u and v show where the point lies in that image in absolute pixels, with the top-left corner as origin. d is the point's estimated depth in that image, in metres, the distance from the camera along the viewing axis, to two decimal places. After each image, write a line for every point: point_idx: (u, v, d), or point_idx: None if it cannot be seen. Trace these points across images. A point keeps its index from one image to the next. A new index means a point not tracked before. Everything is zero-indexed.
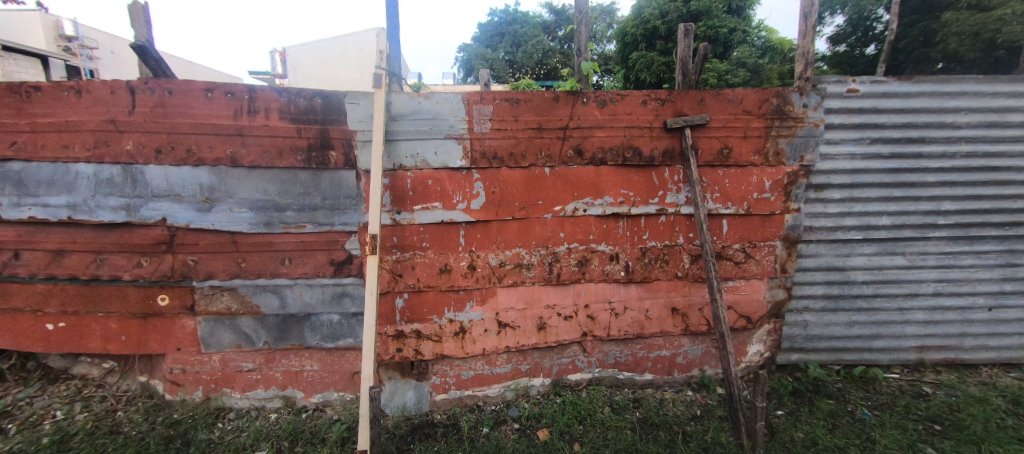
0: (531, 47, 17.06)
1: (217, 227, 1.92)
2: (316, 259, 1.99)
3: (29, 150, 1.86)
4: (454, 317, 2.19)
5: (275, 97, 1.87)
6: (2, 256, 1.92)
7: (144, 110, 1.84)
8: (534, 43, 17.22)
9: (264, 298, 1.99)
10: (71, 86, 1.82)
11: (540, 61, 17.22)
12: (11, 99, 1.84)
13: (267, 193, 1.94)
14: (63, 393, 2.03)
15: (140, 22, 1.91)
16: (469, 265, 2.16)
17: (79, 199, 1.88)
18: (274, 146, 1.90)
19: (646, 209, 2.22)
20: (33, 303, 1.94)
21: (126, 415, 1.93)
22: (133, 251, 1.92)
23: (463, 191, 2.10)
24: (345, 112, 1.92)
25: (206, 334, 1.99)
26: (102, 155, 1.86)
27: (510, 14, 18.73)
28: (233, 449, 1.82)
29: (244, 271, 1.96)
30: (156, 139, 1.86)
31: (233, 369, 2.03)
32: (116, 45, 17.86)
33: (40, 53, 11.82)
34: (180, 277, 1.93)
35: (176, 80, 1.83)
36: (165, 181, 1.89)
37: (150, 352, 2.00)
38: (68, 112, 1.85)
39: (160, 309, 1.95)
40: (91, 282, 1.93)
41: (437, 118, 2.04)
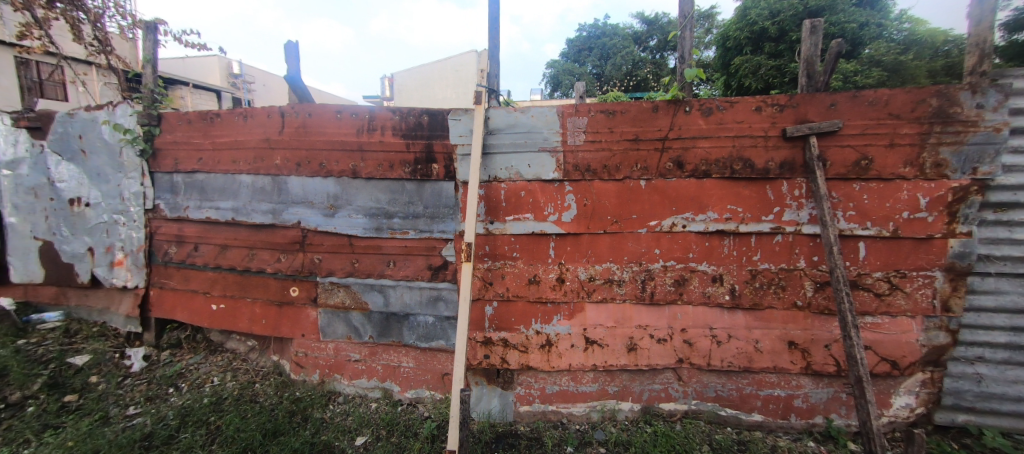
0: (621, 59, 16.79)
1: (338, 230, 2.18)
2: (417, 263, 2.14)
3: (210, 164, 2.34)
4: (541, 329, 2.17)
5: (390, 116, 2.09)
6: (187, 248, 2.42)
7: (290, 131, 2.19)
8: (624, 54, 16.90)
9: (372, 296, 2.19)
10: (241, 112, 2.25)
11: (629, 73, 16.85)
12: (202, 125, 2.35)
13: (379, 202, 2.15)
14: (219, 362, 2.46)
15: (290, 57, 2.28)
16: (557, 278, 2.14)
17: (240, 204, 2.29)
18: (386, 160, 2.11)
19: (758, 227, 1.99)
20: (204, 287, 2.40)
21: (262, 387, 2.26)
22: (275, 248, 2.26)
23: (555, 203, 2.10)
24: (448, 127, 2.06)
25: (324, 324, 2.25)
26: (257, 168, 2.25)
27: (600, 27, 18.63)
28: (341, 430, 2.00)
29: (356, 271, 2.19)
30: (297, 155, 2.19)
31: (343, 358, 2.26)
32: (270, 80, 21.88)
33: (214, 88, 14.89)
34: (307, 272, 2.23)
35: (315, 105, 2.15)
36: (302, 189, 2.21)
37: (282, 336, 2.33)
38: (237, 133, 2.28)
39: (292, 298, 2.27)
40: (244, 272, 2.32)
41: (532, 131, 2.08)
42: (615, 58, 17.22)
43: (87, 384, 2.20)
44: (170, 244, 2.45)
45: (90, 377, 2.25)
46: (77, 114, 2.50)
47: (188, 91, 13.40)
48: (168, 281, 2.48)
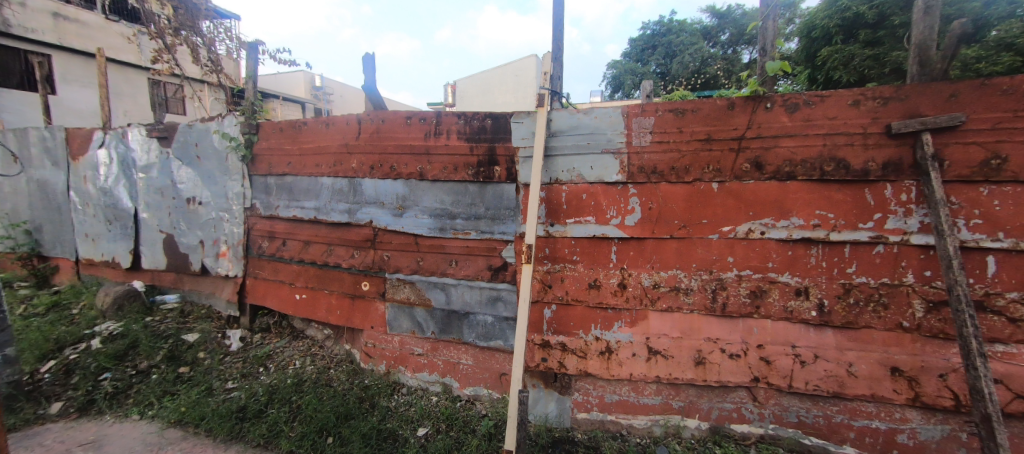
0: (689, 56, 16.00)
1: (405, 229, 2.30)
2: (477, 263, 2.19)
3: (297, 168, 2.59)
4: (601, 335, 2.11)
5: (456, 120, 2.16)
6: (277, 242, 2.69)
7: (365, 136, 2.35)
8: (692, 51, 16.07)
9: (434, 293, 2.28)
10: (325, 120, 2.46)
11: (697, 70, 15.99)
12: (291, 133, 2.61)
13: (443, 203, 2.23)
14: (300, 347, 2.71)
15: (367, 67, 2.46)
16: (619, 283, 2.07)
17: (322, 204, 2.51)
18: (451, 163, 2.19)
19: (853, 236, 1.76)
20: (289, 279, 2.66)
21: (336, 373, 2.45)
22: (349, 245, 2.44)
23: (618, 206, 2.03)
24: (511, 130, 2.08)
25: (391, 318, 2.38)
26: (337, 171, 2.45)
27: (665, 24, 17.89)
28: (405, 419, 2.10)
29: (421, 268, 2.29)
30: (371, 158, 2.35)
31: (408, 351, 2.37)
32: (346, 91, 23.82)
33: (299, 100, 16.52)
34: (377, 268, 2.37)
35: (388, 112, 2.29)
36: (374, 191, 2.36)
37: (354, 327, 2.51)
38: (321, 139, 2.50)
39: (363, 292, 2.43)
40: (323, 266, 2.54)
41: (595, 133, 2.04)
42: (680, 56, 16.40)
43: (197, 359, 2.53)
44: (262, 239, 2.75)
45: (199, 352, 2.59)
46: (195, 126, 2.90)
47: (278, 103, 14.99)
48: (260, 272, 2.78)
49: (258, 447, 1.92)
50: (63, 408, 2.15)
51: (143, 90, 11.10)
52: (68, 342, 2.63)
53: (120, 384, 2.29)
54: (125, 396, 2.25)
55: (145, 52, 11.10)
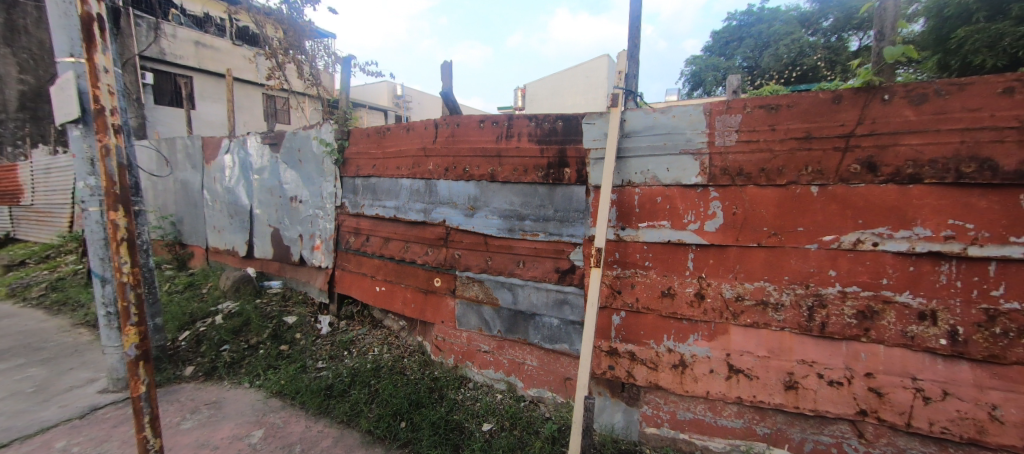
0: (784, 47, 14.47)
1: (476, 229, 2.38)
2: (545, 265, 2.19)
3: (381, 170, 2.82)
4: (674, 347, 1.98)
5: (527, 122, 2.19)
6: (361, 238, 2.95)
7: (442, 140, 2.48)
8: (787, 41, 14.51)
9: (502, 293, 2.32)
10: (406, 125, 2.65)
11: (792, 62, 14.42)
12: (377, 138, 2.85)
13: (513, 204, 2.27)
14: (379, 336, 2.93)
15: (445, 74, 2.59)
16: (696, 293, 1.93)
17: (401, 203, 2.70)
18: (521, 165, 2.22)
19: (1002, 252, 1.42)
20: (371, 272, 2.89)
21: (409, 362, 2.61)
22: (424, 242, 2.59)
23: (697, 210, 1.90)
24: (582, 131, 2.04)
25: (460, 314, 2.48)
26: (415, 173, 2.62)
27: (755, 13, 16.40)
28: (471, 413, 2.16)
29: (490, 267, 2.35)
30: (446, 161, 2.47)
31: (475, 347, 2.44)
32: (424, 98, 25.41)
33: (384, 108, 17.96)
34: (449, 266, 2.49)
35: (463, 116, 2.39)
36: (448, 192, 2.48)
37: (426, 320, 2.65)
38: (402, 144, 2.70)
39: (435, 288, 2.56)
40: (400, 262, 2.72)
41: (673, 133, 1.92)
42: (773, 48, 14.89)
43: (294, 339, 2.86)
44: (350, 235, 3.04)
45: (296, 333, 2.93)
46: (298, 133, 3.30)
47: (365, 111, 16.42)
48: (346, 264, 3.07)
49: (341, 424, 2.10)
50: (194, 371, 2.56)
51: (257, 103, 12.83)
52: (199, 316, 3.13)
53: (235, 355, 2.66)
54: (239, 366, 2.61)
55: (261, 70, 12.85)
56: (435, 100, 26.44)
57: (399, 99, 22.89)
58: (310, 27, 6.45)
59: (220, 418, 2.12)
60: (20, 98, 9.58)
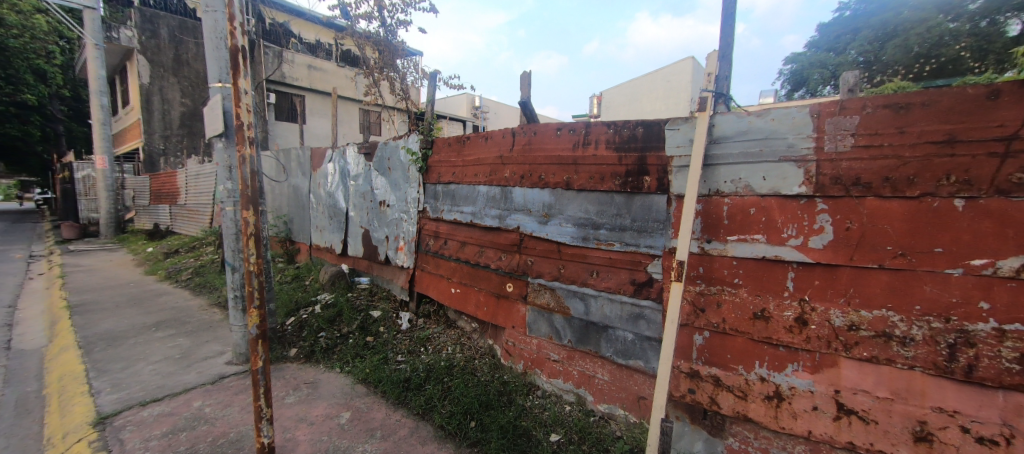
0: (916, 36, 12.37)
1: (550, 237, 2.37)
2: (620, 276, 2.10)
3: (460, 177, 2.96)
4: (768, 377, 1.76)
5: (605, 129, 2.14)
6: (440, 242, 3.13)
7: (519, 148, 2.54)
8: (921, 29, 12.39)
9: (574, 302, 2.28)
10: (485, 134, 2.76)
11: (927, 54, 12.39)
12: (457, 147, 3.01)
13: (588, 212, 2.22)
14: (453, 335, 3.07)
15: (524, 84, 2.65)
16: (796, 318, 1.68)
17: (478, 209, 2.81)
18: (597, 172, 2.17)
19: None
20: (448, 274, 3.04)
21: (480, 364, 2.69)
22: (498, 248, 2.66)
23: (800, 224, 1.66)
24: (664, 138, 1.93)
25: (531, 321, 2.49)
26: (492, 180, 2.71)
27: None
28: (539, 421, 2.14)
29: (562, 276, 2.33)
30: (522, 169, 2.52)
31: (544, 355, 2.43)
32: (500, 108, 26.29)
33: (464, 118, 18.93)
34: (521, 272, 2.52)
35: (541, 124, 2.41)
36: (523, 198, 2.52)
37: (497, 324, 2.71)
38: (480, 152, 2.81)
39: (507, 293, 2.61)
40: (475, 266, 2.82)
41: (771, 138, 1.72)
42: (901, 38, 12.81)
43: (378, 331, 3.11)
44: (429, 238, 3.24)
45: (380, 326, 3.18)
46: (389, 143, 3.61)
47: (446, 122, 17.44)
48: (426, 265, 3.27)
49: (417, 415, 2.22)
50: (296, 353, 2.90)
51: (357, 116, 14.28)
52: (302, 304, 3.56)
53: (329, 342, 2.97)
54: (332, 352, 2.90)
55: (358, 88, 14.34)
56: (511, 110, 27.25)
57: (477, 110, 23.97)
58: (402, 47, 7.06)
59: (316, 396, 2.38)
60: (181, 118, 11.87)
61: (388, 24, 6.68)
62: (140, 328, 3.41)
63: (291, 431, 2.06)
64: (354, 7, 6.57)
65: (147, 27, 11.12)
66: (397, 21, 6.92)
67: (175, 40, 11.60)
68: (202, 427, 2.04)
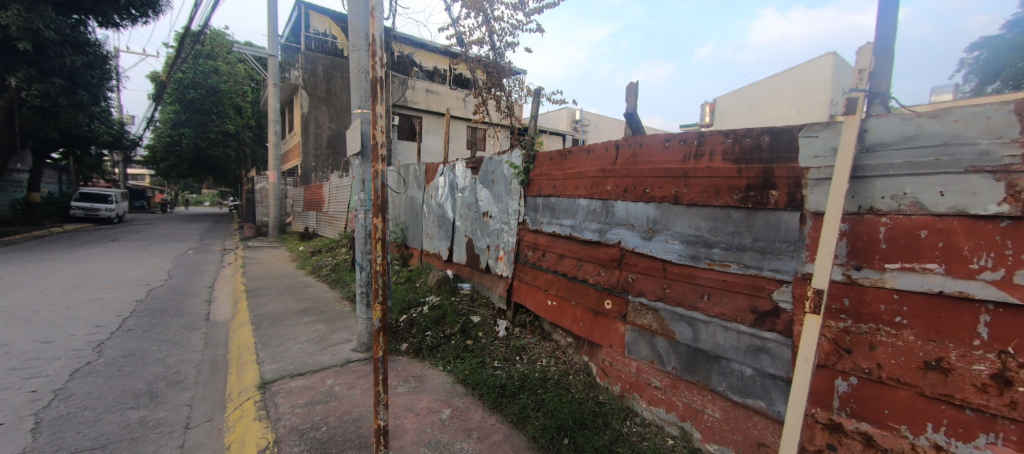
0: None
1: (654, 254, 2.24)
2: (737, 302, 1.87)
3: (561, 190, 3.00)
4: (947, 446, 1.36)
5: (723, 139, 1.95)
6: (538, 253, 3.19)
7: (622, 161, 2.47)
8: None
9: (680, 326, 2.10)
10: (587, 148, 2.77)
11: None
12: (559, 161, 3.06)
13: (699, 229, 2.04)
14: (547, 347, 3.07)
15: (631, 95, 2.58)
16: (993, 376, 1.27)
17: (578, 222, 2.80)
18: (711, 186, 1.98)
19: None
20: (545, 286, 3.08)
21: (575, 380, 2.64)
22: (598, 262, 2.61)
23: (998, 253, 1.25)
24: (797, 147, 1.69)
25: (630, 342, 2.36)
26: (593, 193, 2.68)
27: None
28: (637, 450, 2.00)
29: (667, 297, 2.16)
30: (625, 182, 2.44)
31: (645, 380, 2.28)
32: (600, 120, 26.00)
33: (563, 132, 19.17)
34: (621, 289, 2.42)
35: (647, 136, 2.32)
36: (625, 212, 2.43)
37: (594, 341, 2.64)
38: (582, 165, 2.81)
39: (606, 310, 2.53)
40: (573, 279, 2.80)
41: (953, 142, 1.36)
42: None
43: (477, 336, 3.28)
44: (528, 249, 3.33)
45: (479, 331, 3.35)
46: (493, 158, 3.83)
47: (546, 136, 17.82)
48: (523, 276, 3.35)
49: (511, 423, 2.26)
50: (407, 347, 3.22)
51: (465, 133, 15.43)
52: (413, 304, 3.95)
53: (434, 341, 3.23)
54: (436, 351, 3.15)
55: (467, 107, 15.54)
56: (612, 122, 26.75)
57: (577, 123, 24.03)
58: (509, 67, 7.48)
59: (422, 390, 2.59)
60: (328, 140, 14.25)
61: (498, 47, 7.15)
62: (292, 312, 4.15)
63: (401, 418, 2.27)
64: (469, 34, 7.19)
65: (308, 67, 13.72)
66: (506, 43, 7.38)
67: (327, 76, 14.07)
68: (333, 403, 2.38)
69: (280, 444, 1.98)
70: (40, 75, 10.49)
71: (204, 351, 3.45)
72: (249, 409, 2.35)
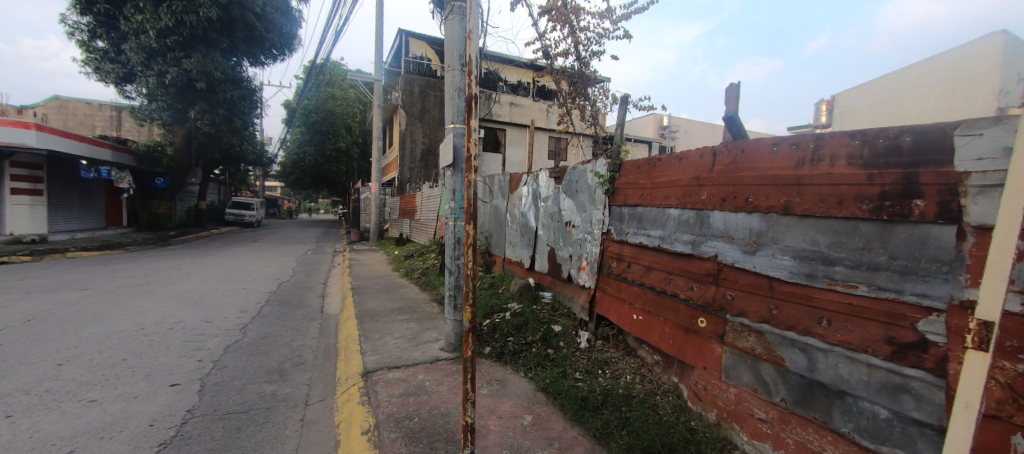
0: None
1: (758, 269, 2.03)
2: (866, 331, 1.58)
3: (649, 200, 2.89)
4: None
5: (848, 141, 1.71)
6: (623, 264, 3.09)
7: (720, 168, 2.30)
8: None
9: (792, 353, 1.86)
10: (678, 155, 2.64)
11: None
12: (647, 169, 2.95)
13: (816, 244, 1.80)
14: (632, 364, 2.94)
15: (731, 97, 2.40)
16: None
17: (668, 234, 2.67)
18: (832, 194, 1.73)
19: None
20: (630, 299, 2.96)
21: (662, 401, 2.49)
22: (691, 277, 2.44)
23: None
24: (951, 149, 1.40)
25: (729, 365, 2.16)
26: (685, 203, 2.53)
27: None
28: None
29: (774, 319, 1.93)
30: (724, 190, 2.26)
31: (746, 410, 2.05)
32: (691, 126, 24.37)
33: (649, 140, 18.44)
34: (718, 307, 2.23)
35: (751, 140, 2.13)
36: (723, 223, 2.25)
37: (684, 361, 2.46)
38: (674, 174, 2.68)
39: (699, 329, 2.35)
40: (661, 293, 2.66)
41: None
42: None
43: (558, 345, 3.28)
44: (612, 260, 3.25)
45: (560, 341, 3.34)
46: (577, 167, 3.83)
47: (631, 143, 17.23)
48: (607, 287, 3.27)
49: (593, 437, 2.21)
50: (490, 351, 3.34)
51: (547, 143, 15.63)
52: (496, 309, 4.09)
53: (516, 347, 3.30)
54: (518, 357, 3.22)
55: (550, 119, 15.76)
56: (705, 127, 24.91)
57: (665, 130, 22.85)
58: (594, 76, 7.45)
59: (504, 394, 2.67)
60: (421, 153, 15.54)
61: (583, 57, 7.15)
62: (389, 310, 4.58)
63: (485, 418, 2.36)
64: (555, 47, 7.34)
65: (405, 89, 15.16)
66: (591, 53, 7.37)
67: (421, 95, 15.39)
68: (423, 396, 2.56)
69: (380, 429, 2.19)
70: (210, 108, 13.19)
71: (319, 340, 3.97)
72: (355, 393, 2.64)
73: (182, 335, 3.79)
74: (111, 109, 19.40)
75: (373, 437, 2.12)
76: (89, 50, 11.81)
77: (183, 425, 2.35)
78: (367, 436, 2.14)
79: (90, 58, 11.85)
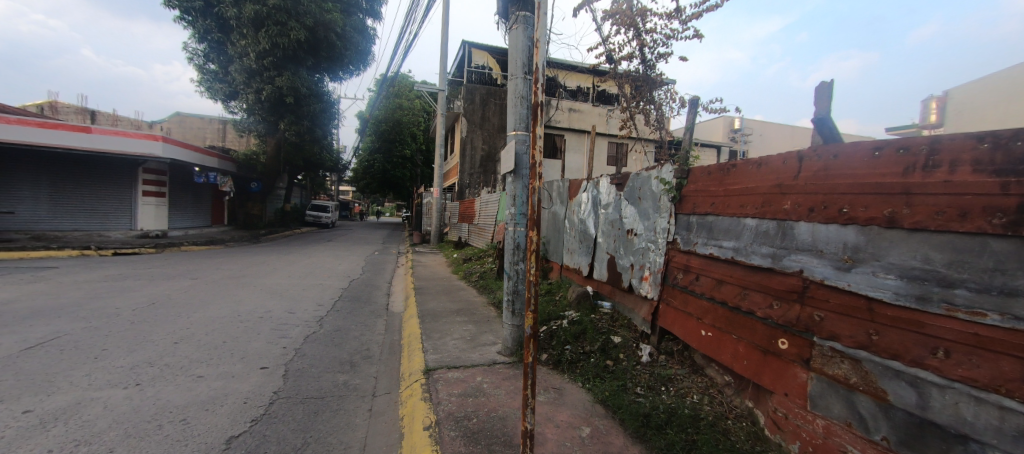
0: None
1: (854, 289, 1.81)
2: (995, 366, 1.33)
3: (721, 208, 2.72)
4: None
5: (973, 145, 1.46)
6: (691, 276, 2.93)
7: (806, 175, 2.10)
8: None
9: (895, 385, 1.62)
10: (757, 161, 2.46)
11: None
12: (719, 176, 2.78)
13: (929, 262, 1.56)
14: (700, 383, 2.77)
15: (822, 97, 2.18)
16: None
17: (743, 245, 2.49)
18: (951, 206, 1.50)
19: None
20: (698, 313, 2.79)
21: (735, 427, 2.30)
22: (770, 293, 2.24)
23: None
24: None
25: (816, 394, 1.95)
26: (765, 212, 2.35)
27: None
28: None
29: (873, 345, 1.70)
30: (811, 199, 2.06)
31: (837, 445, 1.83)
32: (767, 129, 22.47)
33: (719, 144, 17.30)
34: (803, 328, 2.02)
35: (845, 144, 1.92)
36: (811, 236, 2.05)
37: (761, 385, 2.26)
38: (751, 181, 2.50)
39: (780, 351, 2.15)
40: (734, 309, 2.48)
41: None
42: None
43: (618, 357, 3.18)
44: (678, 271, 3.09)
45: (620, 353, 3.24)
46: (641, 174, 3.71)
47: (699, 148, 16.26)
48: (671, 300, 3.11)
49: None
50: (547, 357, 3.33)
51: (607, 149, 15.28)
52: (554, 317, 4.07)
53: (574, 356, 3.26)
54: (575, 366, 3.17)
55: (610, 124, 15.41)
56: (783, 130, 22.84)
57: (736, 133, 21.32)
58: (660, 79, 7.21)
59: (562, 402, 2.64)
60: (479, 160, 15.97)
61: (649, 59, 6.93)
62: (449, 311, 4.74)
63: (542, 426, 2.35)
64: (618, 51, 7.21)
65: (466, 98, 15.69)
66: (658, 55, 7.15)
67: (482, 103, 15.86)
68: (482, 398, 2.61)
69: (441, 426, 2.27)
70: (297, 120, 14.71)
71: (384, 336, 4.22)
72: (417, 390, 2.77)
73: (270, 323, 4.24)
74: (219, 123, 22.43)
75: (434, 434, 2.20)
76: (203, 72, 13.74)
77: (270, 405, 2.61)
78: (428, 432, 2.23)
79: (204, 79, 13.78)
